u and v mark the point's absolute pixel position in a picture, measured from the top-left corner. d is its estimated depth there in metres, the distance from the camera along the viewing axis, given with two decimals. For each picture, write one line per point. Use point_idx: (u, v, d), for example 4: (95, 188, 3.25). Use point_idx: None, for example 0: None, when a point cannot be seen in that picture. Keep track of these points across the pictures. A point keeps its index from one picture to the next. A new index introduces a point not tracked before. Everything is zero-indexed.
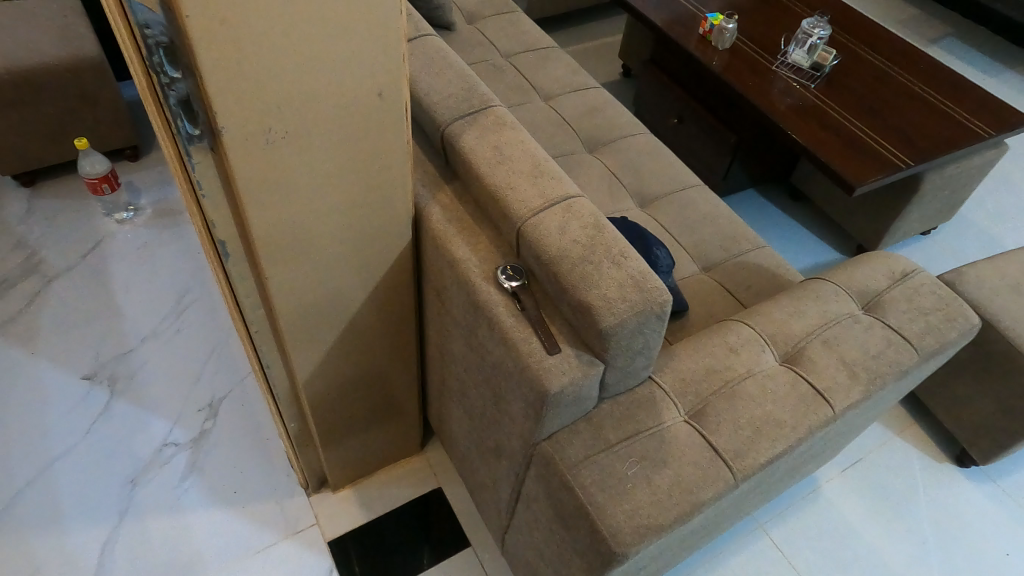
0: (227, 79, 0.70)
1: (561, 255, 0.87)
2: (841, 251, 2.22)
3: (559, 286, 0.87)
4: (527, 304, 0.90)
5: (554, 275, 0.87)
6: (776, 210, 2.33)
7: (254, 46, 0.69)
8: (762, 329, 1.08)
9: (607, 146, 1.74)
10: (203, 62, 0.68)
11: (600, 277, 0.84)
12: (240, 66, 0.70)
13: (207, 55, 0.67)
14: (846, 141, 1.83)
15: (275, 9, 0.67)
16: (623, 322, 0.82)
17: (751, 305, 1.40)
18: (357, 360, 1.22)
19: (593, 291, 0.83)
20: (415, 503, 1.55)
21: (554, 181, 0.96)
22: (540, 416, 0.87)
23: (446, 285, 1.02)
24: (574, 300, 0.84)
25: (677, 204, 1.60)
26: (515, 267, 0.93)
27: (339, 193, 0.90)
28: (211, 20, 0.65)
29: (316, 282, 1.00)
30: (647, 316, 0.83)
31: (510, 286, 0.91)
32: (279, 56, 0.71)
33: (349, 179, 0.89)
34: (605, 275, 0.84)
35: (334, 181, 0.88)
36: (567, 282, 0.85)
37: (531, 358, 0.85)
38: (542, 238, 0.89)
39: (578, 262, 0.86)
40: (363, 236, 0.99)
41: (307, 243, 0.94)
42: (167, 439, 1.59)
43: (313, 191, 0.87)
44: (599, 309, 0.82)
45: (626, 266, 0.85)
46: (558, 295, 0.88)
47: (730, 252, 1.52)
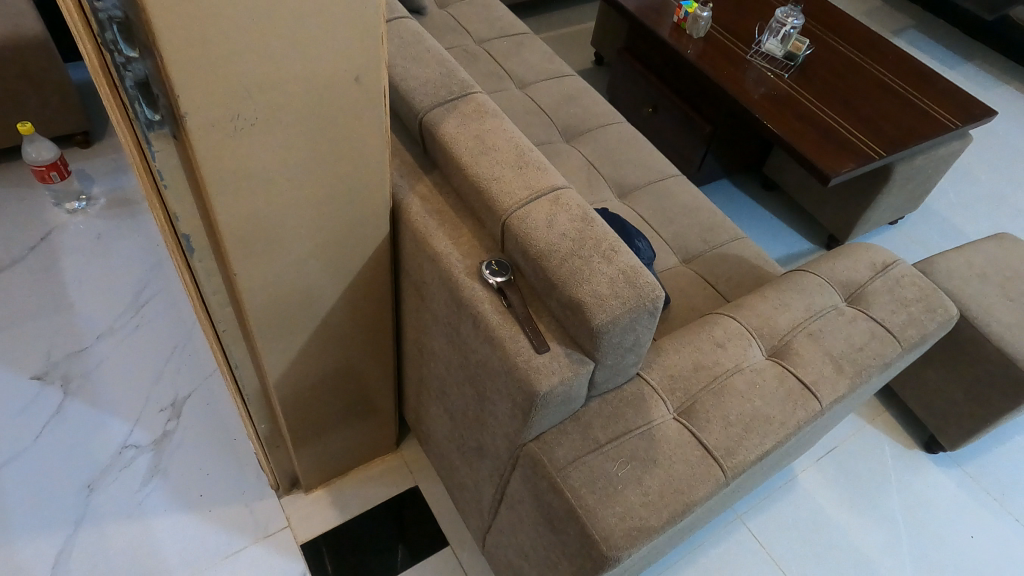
0: (192, 60, 0.64)
1: (550, 250, 0.83)
2: (813, 241, 2.24)
3: (548, 282, 0.83)
4: (514, 299, 0.86)
5: (542, 271, 0.83)
6: (749, 200, 2.34)
7: (222, 24, 0.63)
8: (748, 323, 1.07)
9: (584, 135, 1.70)
10: (164, 41, 0.62)
11: (590, 272, 0.81)
12: (205, 47, 0.64)
13: (168, 34, 0.61)
14: (821, 132, 1.83)
15: None
16: (616, 320, 0.79)
17: (731, 297, 1.39)
18: (331, 359, 1.17)
19: (584, 287, 0.80)
20: (391, 502, 1.51)
21: (540, 172, 0.92)
22: (529, 417, 0.84)
23: (426, 281, 0.98)
24: (564, 296, 0.81)
25: (655, 195, 1.58)
26: (501, 261, 0.89)
27: (314, 184, 0.85)
28: None
29: (289, 277, 0.95)
30: (640, 314, 0.80)
31: (495, 281, 0.87)
32: (249, 36, 0.66)
33: (324, 169, 0.84)
34: (596, 271, 0.81)
35: (308, 172, 0.83)
36: (556, 278, 0.81)
37: (520, 357, 0.82)
38: (530, 232, 0.85)
39: (568, 257, 0.82)
40: (339, 229, 0.94)
41: (279, 238, 0.88)
42: (126, 441, 1.51)
43: (286, 182, 0.82)
44: (591, 307, 0.79)
45: (617, 261, 0.82)
46: (546, 291, 0.84)
47: (708, 243, 1.51)
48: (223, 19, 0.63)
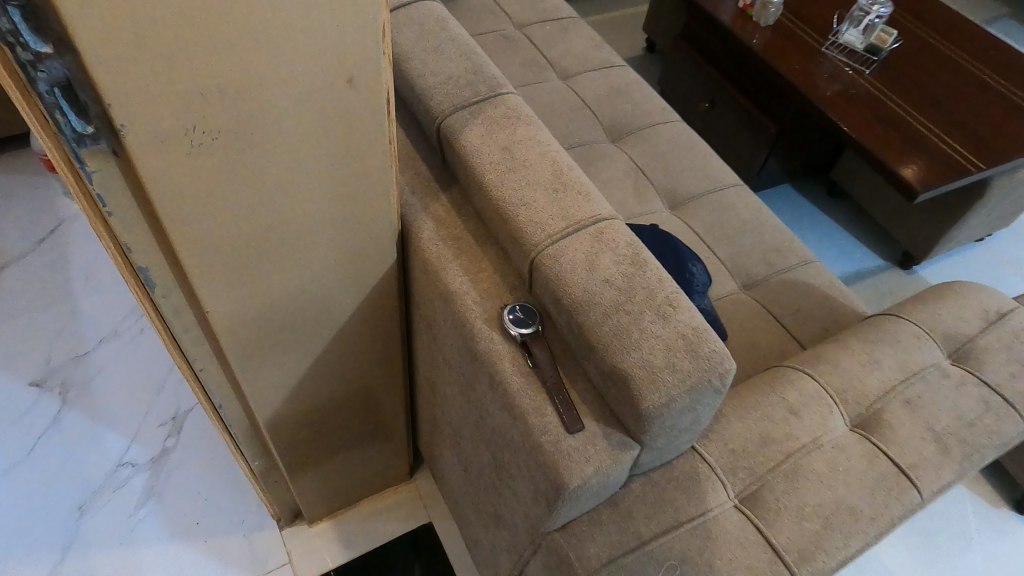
0: (123, 57, 0.49)
1: (590, 303, 0.65)
2: (885, 256, 2.00)
3: (585, 343, 0.66)
4: (541, 357, 0.69)
5: (578, 328, 0.66)
6: (814, 208, 2.11)
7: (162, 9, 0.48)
8: (827, 383, 0.87)
9: (632, 136, 1.51)
10: (79, 30, 0.46)
11: (640, 335, 0.63)
12: (137, 36, 0.48)
13: (82, 20, 0.46)
14: (908, 137, 1.59)
15: None
16: (671, 402, 0.61)
17: (797, 333, 1.20)
18: (331, 393, 1.02)
19: (631, 355, 0.62)
20: (402, 540, 1.37)
21: (580, 197, 0.74)
22: (553, 508, 0.67)
23: (437, 320, 0.82)
24: (605, 364, 0.63)
25: (712, 208, 1.38)
26: (526, 306, 0.72)
27: (300, 205, 0.69)
28: None
29: (274, 311, 0.80)
30: (701, 394, 0.62)
31: (518, 333, 0.70)
32: (201, 26, 0.50)
33: (311, 189, 0.68)
34: (648, 333, 0.63)
35: (292, 193, 0.67)
36: (595, 339, 0.64)
37: (544, 436, 0.65)
38: (564, 276, 0.67)
39: (612, 314, 0.64)
40: (333, 255, 0.78)
41: (258, 268, 0.73)
42: (123, 458, 1.41)
43: (264, 204, 0.66)
44: (639, 383, 0.61)
45: (674, 320, 0.64)
46: (582, 352, 0.67)
47: (772, 266, 1.31)
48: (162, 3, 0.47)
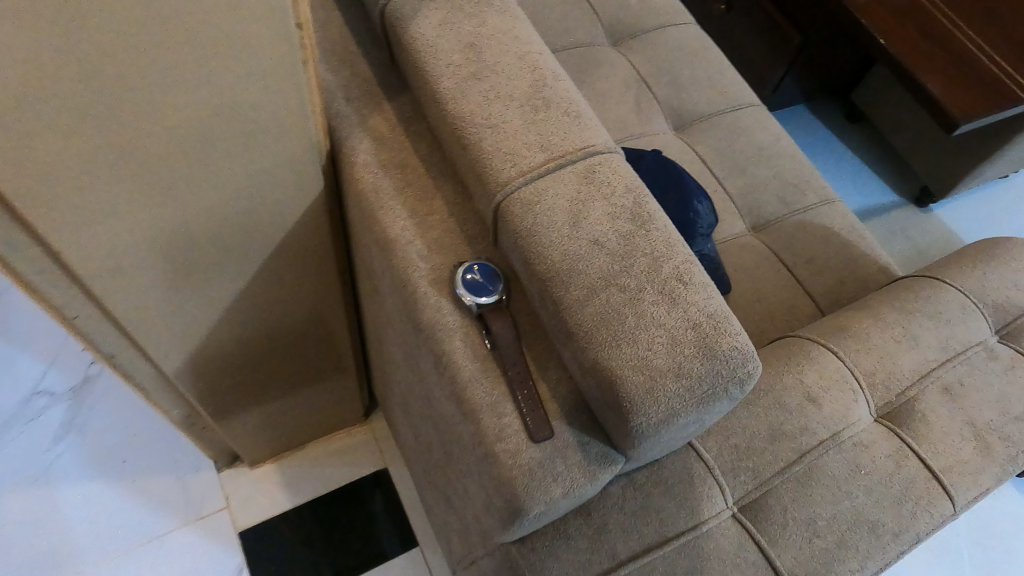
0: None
1: (571, 274, 0.48)
2: (900, 191, 1.82)
3: (561, 326, 0.48)
4: (501, 337, 0.52)
5: (553, 306, 0.48)
6: (828, 133, 1.90)
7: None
8: (853, 361, 0.72)
9: (637, 39, 1.28)
10: None
11: (635, 323, 0.46)
12: None
13: None
14: (953, 56, 1.36)
15: None
16: (671, 417, 0.45)
17: (809, 286, 1.04)
18: (258, 339, 0.86)
19: (621, 351, 0.45)
20: (353, 486, 1.25)
21: (567, 117, 0.54)
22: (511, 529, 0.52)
23: (376, 270, 0.64)
24: (586, 360, 0.47)
25: (724, 132, 1.18)
26: (488, 266, 0.55)
27: (170, 109, 0.50)
28: None
29: (162, 250, 0.62)
30: (711, 406, 0.46)
31: (475, 303, 0.53)
32: None
33: (181, 85, 0.49)
34: (646, 321, 0.46)
35: (151, 90, 0.48)
36: (574, 325, 0.47)
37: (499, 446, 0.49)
38: (538, 234, 0.49)
39: (600, 291, 0.47)
40: (235, 180, 0.59)
41: (127, 197, 0.54)
42: (38, 386, 1.25)
43: (113, 105, 0.47)
44: (629, 391, 0.45)
45: (684, 302, 0.47)
46: (556, 335, 0.50)
47: (787, 204, 1.13)
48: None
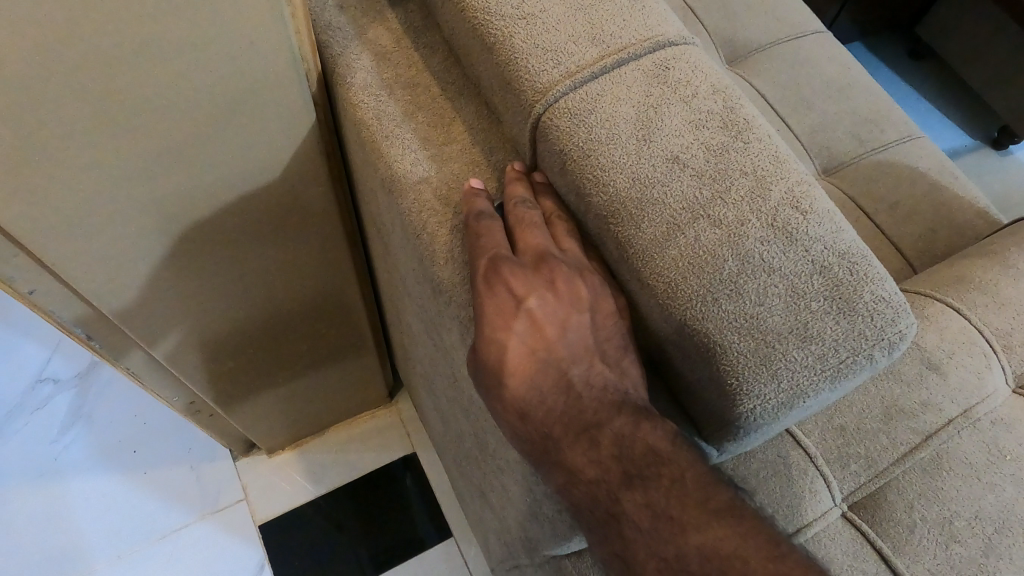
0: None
1: (645, 206, 0.35)
2: (974, 132, 1.63)
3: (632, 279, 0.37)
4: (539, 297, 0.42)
5: (620, 253, 0.37)
6: (890, 72, 1.71)
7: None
8: (980, 319, 0.57)
9: None
10: None
11: (740, 272, 0.34)
12: None
13: None
14: None
15: None
16: (796, 398, 0.34)
17: (896, 235, 0.89)
18: (259, 313, 0.74)
19: (722, 310, 0.33)
20: (380, 473, 1.15)
21: (625, 1, 0.41)
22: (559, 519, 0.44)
23: (386, 222, 0.52)
24: (671, 324, 0.35)
25: (785, 63, 1.03)
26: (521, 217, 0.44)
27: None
28: None
29: (123, 205, 0.51)
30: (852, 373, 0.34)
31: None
32: None
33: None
34: (754, 268, 0.34)
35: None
36: (653, 276, 0.35)
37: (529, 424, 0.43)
38: (595, 157, 0.37)
39: (686, 227, 0.35)
40: (204, 109, 0.47)
41: (66, 129, 0.43)
42: (43, 375, 1.17)
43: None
44: (738, 368, 0.33)
45: (806, 240, 0.34)
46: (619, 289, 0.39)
47: (863, 142, 0.97)
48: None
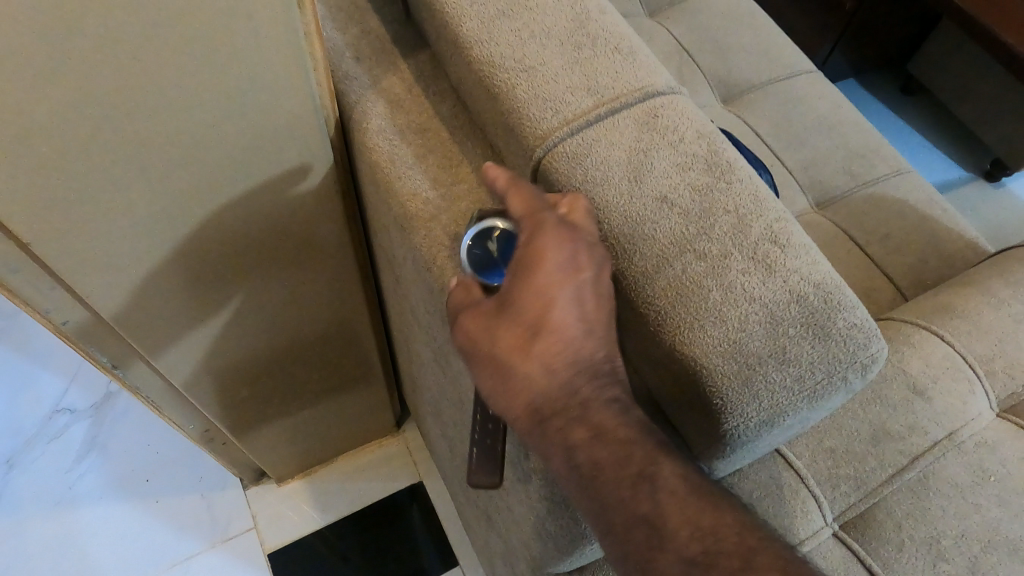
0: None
1: (637, 242, 0.39)
2: (968, 166, 1.67)
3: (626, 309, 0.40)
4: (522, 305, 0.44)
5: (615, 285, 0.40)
6: (884, 107, 1.76)
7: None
8: (965, 346, 0.60)
9: (676, 8, 1.18)
10: None
11: (725, 301, 0.37)
12: None
13: None
14: None
15: None
16: (779, 415, 0.37)
17: (889, 266, 0.92)
18: (273, 342, 0.78)
19: (708, 336, 0.37)
20: (387, 503, 1.16)
21: (617, 54, 0.45)
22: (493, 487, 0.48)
23: (397, 256, 0.56)
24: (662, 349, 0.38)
25: (779, 101, 1.07)
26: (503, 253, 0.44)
27: (141, 58, 0.42)
28: None
29: (153, 239, 0.54)
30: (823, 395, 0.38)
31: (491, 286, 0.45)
32: None
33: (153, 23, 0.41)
34: (738, 297, 0.37)
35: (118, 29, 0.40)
36: (646, 306, 0.38)
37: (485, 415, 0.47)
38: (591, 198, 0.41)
39: (674, 260, 0.38)
40: (230, 152, 0.51)
41: (105, 172, 0.47)
42: (60, 405, 1.20)
43: (70, 57, 0.40)
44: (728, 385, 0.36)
45: (786, 272, 0.38)
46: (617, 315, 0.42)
47: (855, 177, 1.01)
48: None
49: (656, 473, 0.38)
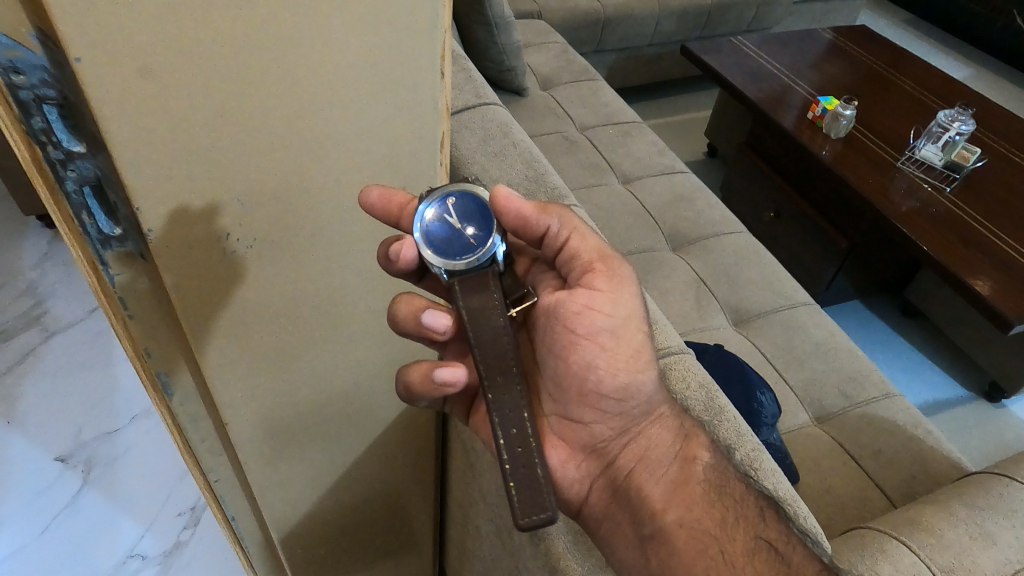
0: (142, 138, 0.43)
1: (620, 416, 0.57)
2: (968, 385, 1.82)
3: (607, 466, 0.57)
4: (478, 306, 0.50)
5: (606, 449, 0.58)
6: (888, 326, 1.95)
7: (198, 96, 0.43)
8: (929, 557, 0.72)
9: (695, 244, 1.44)
10: (123, 154, 0.44)
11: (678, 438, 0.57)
12: (174, 158, 0.45)
13: (127, 145, 0.43)
14: (996, 261, 1.45)
15: (229, 78, 0.43)
16: (773, 506, 0.55)
17: (881, 481, 1.06)
18: (354, 510, 0.93)
19: (670, 469, 0.55)
20: None
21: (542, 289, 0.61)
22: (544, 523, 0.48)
23: (476, 450, 0.74)
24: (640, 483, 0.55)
25: (781, 327, 1.29)
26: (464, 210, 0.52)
27: (336, 319, 0.64)
28: (123, 88, 0.41)
29: (300, 422, 0.74)
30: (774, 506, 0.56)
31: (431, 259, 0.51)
32: (236, 147, 0.47)
33: (353, 295, 0.63)
34: (680, 435, 0.57)
35: (331, 301, 0.62)
36: (630, 460, 0.57)
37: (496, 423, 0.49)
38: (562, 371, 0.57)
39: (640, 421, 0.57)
40: (371, 369, 0.72)
41: (289, 378, 0.68)
42: (134, 549, 1.33)
43: (297, 317, 0.62)
44: (731, 472, 0.56)
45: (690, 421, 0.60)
46: (602, 460, 0.58)
47: (849, 398, 1.18)
48: (203, 88, 0.43)
49: (739, 530, 0.52)
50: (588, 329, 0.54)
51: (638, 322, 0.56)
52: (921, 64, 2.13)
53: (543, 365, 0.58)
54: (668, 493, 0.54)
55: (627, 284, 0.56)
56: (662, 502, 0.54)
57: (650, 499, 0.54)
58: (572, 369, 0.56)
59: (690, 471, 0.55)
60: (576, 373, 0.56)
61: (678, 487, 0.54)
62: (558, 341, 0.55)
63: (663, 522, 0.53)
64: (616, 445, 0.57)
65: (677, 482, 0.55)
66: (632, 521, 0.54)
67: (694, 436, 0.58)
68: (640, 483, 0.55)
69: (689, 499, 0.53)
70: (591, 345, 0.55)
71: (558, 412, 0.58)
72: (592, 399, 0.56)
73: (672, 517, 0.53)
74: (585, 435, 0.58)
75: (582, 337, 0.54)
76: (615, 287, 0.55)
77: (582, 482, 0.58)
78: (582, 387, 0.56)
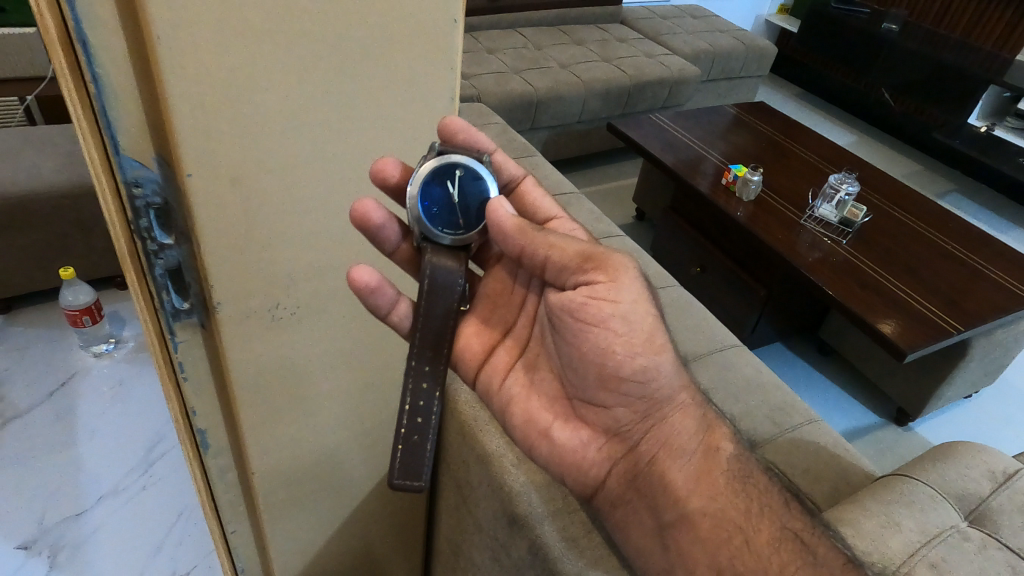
0: (224, 230, 0.55)
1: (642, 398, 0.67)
2: (880, 412, 2.04)
3: (633, 449, 0.68)
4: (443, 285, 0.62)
5: (632, 432, 0.68)
6: (808, 364, 2.18)
7: (269, 195, 0.55)
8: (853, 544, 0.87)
9: None
10: (207, 243, 0.55)
11: (699, 429, 0.67)
12: (244, 243, 0.57)
13: (212, 235, 0.55)
14: (889, 301, 1.69)
15: (293, 180, 0.56)
16: (795, 498, 0.64)
17: (812, 494, 1.20)
18: (350, 558, 1.00)
19: (694, 459, 0.65)
20: None
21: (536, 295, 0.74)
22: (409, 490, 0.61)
23: (472, 484, 0.85)
24: (665, 471, 0.65)
25: (716, 366, 1.46)
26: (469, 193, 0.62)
27: (352, 373, 0.75)
28: (216, 191, 0.53)
29: (313, 470, 0.82)
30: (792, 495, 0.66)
31: (413, 203, 0.60)
32: (291, 233, 0.59)
33: (368, 351, 0.74)
34: (702, 427, 0.67)
35: (349, 358, 0.73)
36: (655, 446, 0.67)
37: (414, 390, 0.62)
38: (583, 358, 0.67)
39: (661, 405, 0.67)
40: (376, 418, 0.83)
41: (309, 429, 0.77)
42: None
43: (322, 375, 0.73)
44: (750, 462, 0.65)
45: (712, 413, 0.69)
46: (629, 443, 0.68)
47: (778, 425, 1.35)
48: (273, 189, 0.55)
49: (765, 521, 0.61)
50: (600, 318, 0.64)
51: (649, 309, 0.65)
52: (812, 134, 2.45)
53: (573, 359, 0.69)
54: (691, 481, 0.64)
55: (627, 273, 0.64)
56: (686, 490, 0.63)
57: (675, 488, 0.64)
58: (601, 358, 0.66)
59: (712, 460, 0.65)
60: (600, 361, 0.66)
61: (701, 475, 0.64)
62: (577, 326, 0.65)
63: (686, 508, 0.63)
64: (642, 428, 0.68)
65: (698, 472, 0.64)
66: (654, 507, 0.65)
67: (715, 428, 0.67)
68: (662, 469, 0.65)
69: (712, 488, 0.63)
70: (614, 333, 0.64)
71: (584, 397, 0.70)
72: (613, 383, 0.67)
73: (695, 505, 0.62)
74: (609, 418, 0.69)
75: (597, 326, 0.64)
76: (613, 279, 0.63)
77: (603, 463, 0.70)
78: (604, 372, 0.66)
